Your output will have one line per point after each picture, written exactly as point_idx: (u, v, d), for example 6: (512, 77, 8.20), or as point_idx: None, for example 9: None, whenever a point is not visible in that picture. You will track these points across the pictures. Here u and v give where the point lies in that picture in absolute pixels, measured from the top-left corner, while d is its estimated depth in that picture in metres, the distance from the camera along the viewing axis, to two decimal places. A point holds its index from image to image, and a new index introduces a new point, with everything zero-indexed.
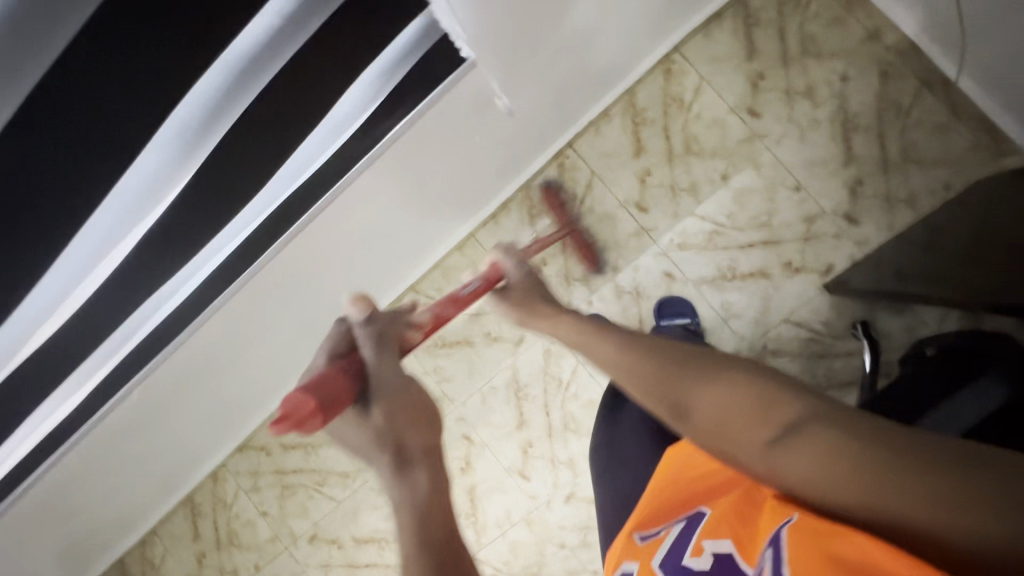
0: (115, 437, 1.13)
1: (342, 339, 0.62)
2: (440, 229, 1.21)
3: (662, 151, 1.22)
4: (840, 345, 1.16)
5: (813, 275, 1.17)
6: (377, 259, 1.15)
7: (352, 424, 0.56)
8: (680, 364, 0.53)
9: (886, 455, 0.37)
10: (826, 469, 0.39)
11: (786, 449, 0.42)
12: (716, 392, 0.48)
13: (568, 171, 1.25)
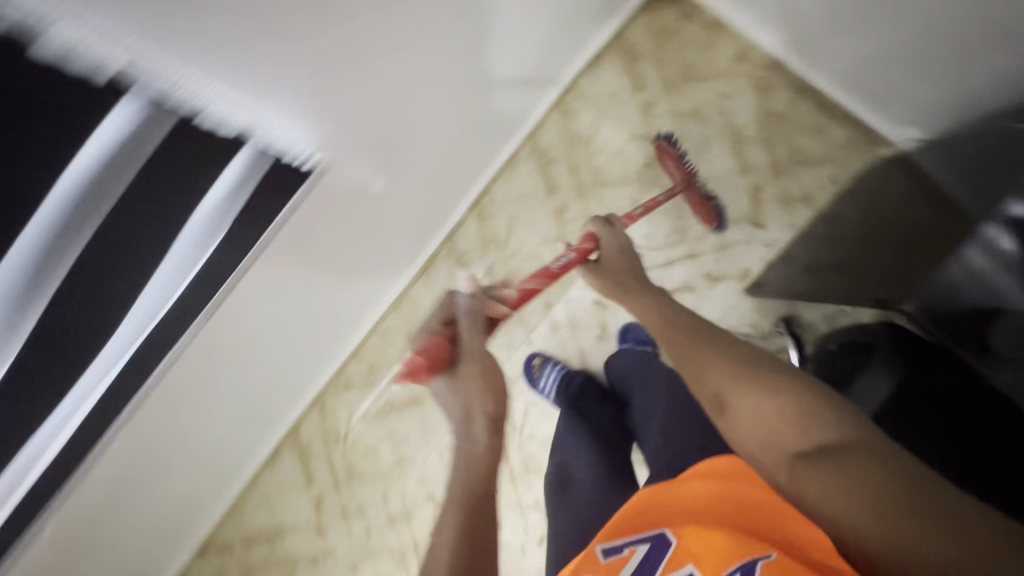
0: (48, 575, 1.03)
1: (446, 309, 0.83)
2: (367, 296, 1.22)
3: (572, 187, 1.26)
4: (770, 343, 1.19)
5: (733, 282, 1.22)
6: (309, 335, 1.15)
7: (446, 383, 0.78)
8: (727, 365, 0.63)
9: (903, 496, 0.46)
10: (841, 497, 0.49)
11: (810, 470, 0.52)
12: (762, 404, 0.58)
13: (487, 220, 1.29)
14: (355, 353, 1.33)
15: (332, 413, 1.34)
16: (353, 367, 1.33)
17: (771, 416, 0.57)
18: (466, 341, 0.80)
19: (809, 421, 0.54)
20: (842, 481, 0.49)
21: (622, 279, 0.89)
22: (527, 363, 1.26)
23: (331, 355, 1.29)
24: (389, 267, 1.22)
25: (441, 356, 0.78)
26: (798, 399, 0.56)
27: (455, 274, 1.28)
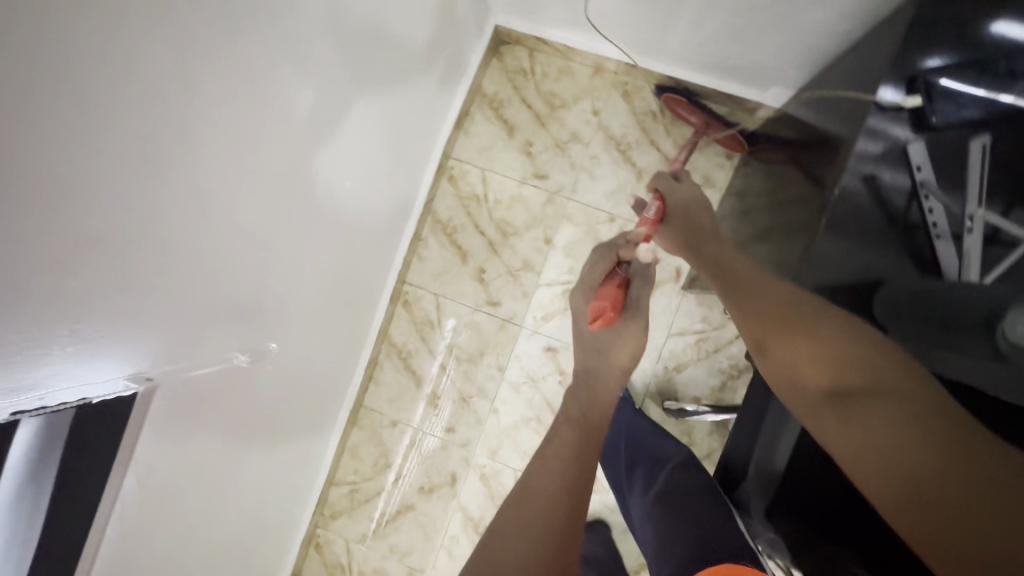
0: None
1: (609, 260, 0.84)
2: (309, 445, 1.09)
3: (484, 246, 1.25)
4: (725, 332, 1.18)
5: (670, 284, 1.19)
6: (271, 504, 1.01)
7: (609, 330, 0.78)
8: (764, 309, 0.63)
9: (916, 448, 0.45)
10: (849, 443, 0.50)
11: (832, 414, 0.53)
12: (796, 345, 0.58)
13: (414, 305, 1.26)
14: (331, 480, 1.27)
15: (328, 547, 1.28)
16: (334, 494, 1.28)
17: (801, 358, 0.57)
18: (641, 290, 0.80)
19: (843, 361, 0.54)
20: (856, 425, 0.50)
21: (714, 238, 0.79)
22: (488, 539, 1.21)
23: (294, 523, 1.17)
24: (318, 419, 1.09)
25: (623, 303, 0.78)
26: (839, 344, 0.56)
27: (405, 370, 1.26)
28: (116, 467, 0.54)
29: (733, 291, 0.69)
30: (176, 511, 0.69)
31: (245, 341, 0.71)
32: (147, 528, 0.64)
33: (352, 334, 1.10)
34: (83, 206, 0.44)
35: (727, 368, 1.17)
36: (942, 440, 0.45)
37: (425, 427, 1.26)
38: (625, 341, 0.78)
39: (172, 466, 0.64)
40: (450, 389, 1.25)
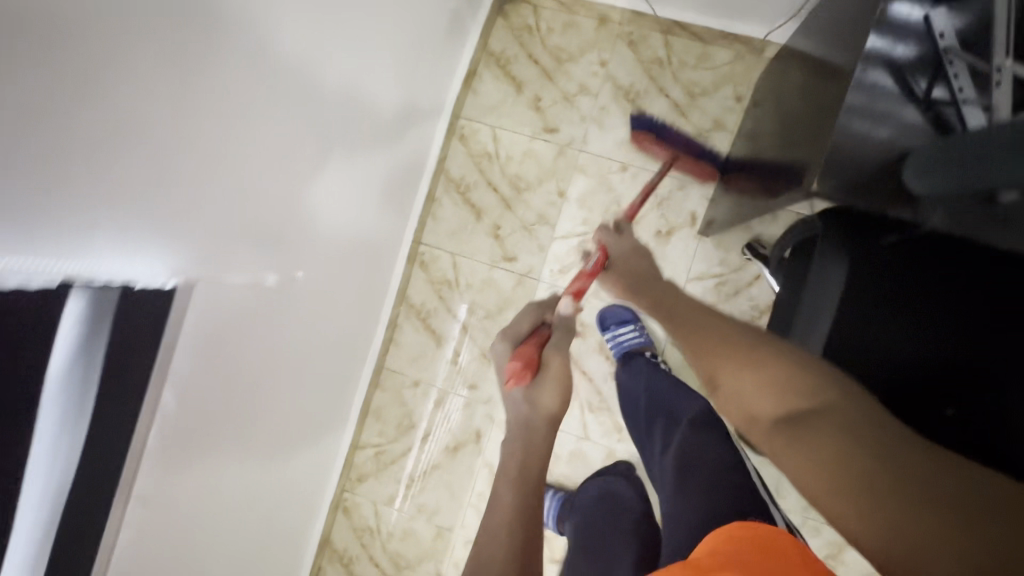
0: None
1: (530, 319, 0.87)
2: (338, 394, 1.11)
3: (497, 203, 1.25)
4: (744, 274, 1.17)
5: (685, 229, 1.19)
6: (306, 450, 1.03)
7: (533, 389, 0.77)
8: (721, 342, 0.63)
9: (871, 468, 0.45)
10: (806, 462, 0.47)
11: (786, 436, 0.50)
12: (741, 373, 0.58)
13: (431, 265, 1.27)
14: (356, 443, 1.28)
15: (357, 510, 1.28)
16: (360, 457, 1.28)
17: (748, 382, 0.57)
18: (562, 339, 0.84)
19: (795, 388, 0.54)
20: (822, 444, 0.48)
21: (657, 280, 0.83)
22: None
23: (322, 485, 1.18)
24: (343, 368, 1.10)
25: (542, 348, 0.81)
26: (782, 370, 0.56)
27: (425, 331, 1.27)
28: (153, 382, 0.55)
29: (688, 324, 0.69)
30: (212, 440, 0.71)
31: (272, 264, 0.73)
32: (185, 456, 0.66)
33: (370, 287, 1.11)
34: (114, 80, 0.44)
35: (748, 310, 1.16)
36: (894, 457, 0.46)
37: (447, 386, 1.26)
38: (551, 384, 0.77)
39: (207, 392, 0.66)
40: (472, 347, 1.25)
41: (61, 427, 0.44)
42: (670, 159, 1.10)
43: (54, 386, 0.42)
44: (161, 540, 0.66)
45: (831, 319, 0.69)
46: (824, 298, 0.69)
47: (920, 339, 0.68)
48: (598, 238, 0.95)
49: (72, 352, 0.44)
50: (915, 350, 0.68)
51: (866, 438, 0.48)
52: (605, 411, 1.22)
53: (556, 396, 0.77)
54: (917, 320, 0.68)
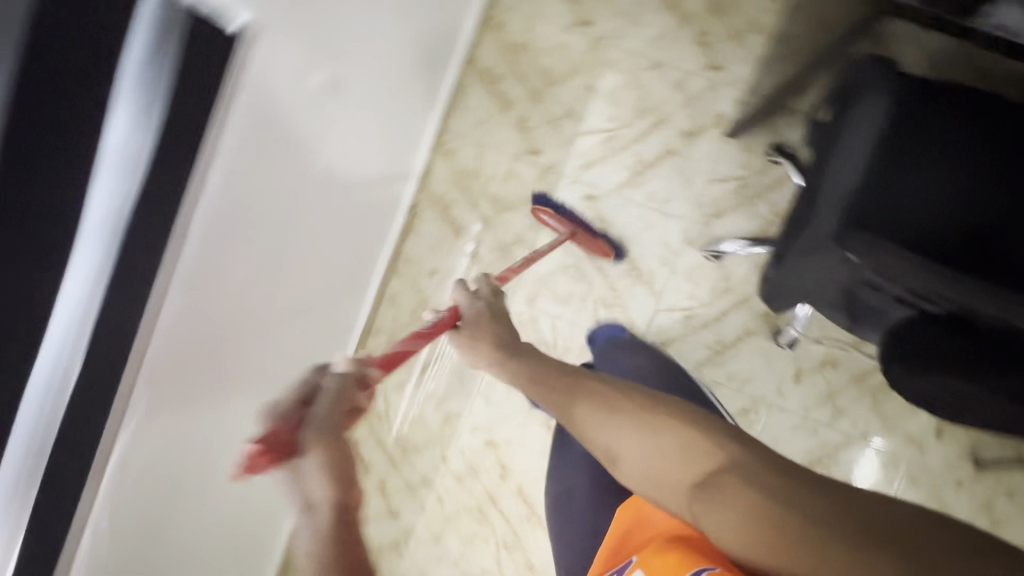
0: None
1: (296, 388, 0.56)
2: (356, 273, 1.15)
3: (525, 95, 1.24)
4: (768, 178, 1.18)
5: (712, 130, 1.19)
6: (325, 319, 1.08)
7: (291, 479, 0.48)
8: (614, 407, 0.66)
9: (792, 516, 0.48)
10: (745, 529, 0.49)
11: (704, 500, 0.54)
12: (646, 440, 0.62)
13: (454, 155, 1.27)
14: (370, 328, 1.29)
15: None
16: (372, 342, 1.29)
17: (651, 451, 0.61)
18: (327, 406, 0.52)
19: (695, 449, 0.58)
20: (732, 505, 0.51)
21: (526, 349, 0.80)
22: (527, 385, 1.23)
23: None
24: (366, 246, 1.15)
25: (298, 430, 0.51)
26: (674, 435, 0.61)
27: (445, 221, 1.27)
28: (199, 163, 0.60)
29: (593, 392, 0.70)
30: (241, 263, 0.75)
31: (316, 59, 0.74)
32: (214, 269, 0.70)
33: (397, 170, 1.14)
34: None
35: (768, 213, 1.17)
36: (796, 494, 0.50)
37: (464, 278, 1.27)
38: (321, 456, 0.48)
39: (238, 213, 0.71)
40: (491, 239, 1.26)
41: (121, 165, 0.52)
42: (568, 230, 1.11)
43: (118, 110, 0.50)
44: (192, 361, 0.72)
45: (865, 160, 0.66)
46: (859, 138, 0.66)
47: (944, 210, 0.69)
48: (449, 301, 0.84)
49: (128, 100, 0.50)
50: (937, 219, 0.69)
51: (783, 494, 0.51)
52: (620, 308, 1.22)
53: (329, 477, 0.47)
54: (942, 192, 0.70)
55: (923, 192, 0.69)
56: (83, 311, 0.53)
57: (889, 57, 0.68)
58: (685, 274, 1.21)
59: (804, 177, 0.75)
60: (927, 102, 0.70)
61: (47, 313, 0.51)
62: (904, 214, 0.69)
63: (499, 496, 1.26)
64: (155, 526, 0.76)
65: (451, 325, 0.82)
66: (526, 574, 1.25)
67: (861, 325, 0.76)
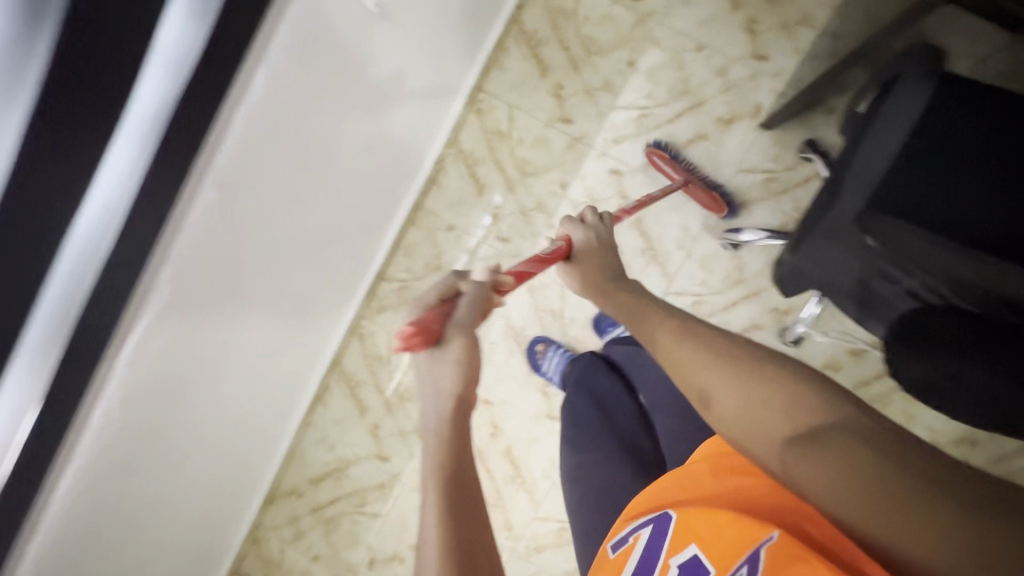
0: (108, 526, 0.82)
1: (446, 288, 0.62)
2: (376, 220, 1.19)
3: (565, 63, 1.24)
4: (796, 175, 1.17)
5: (747, 119, 1.19)
6: (341, 255, 1.13)
7: (430, 366, 0.57)
8: (715, 351, 0.56)
9: (897, 476, 0.40)
10: (841, 484, 0.42)
11: (805, 454, 0.45)
12: (739, 384, 0.52)
13: (487, 114, 1.27)
14: (383, 275, 1.31)
15: (371, 339, 1.33)
16: (384, 289, 1.32)
17: (742, 396, 0.51)
18: (468, 307, 0.60)
19: (801, 404, 0.48)
20: (836, 460, 0.43)
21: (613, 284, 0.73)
22: (528, 350, 1.25)
23: (340, 310, 1.26)
24: (389, 193, 1.19)
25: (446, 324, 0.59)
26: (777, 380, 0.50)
27: (470, 178, 1.28)
28: (250, 62, 0.65)
29: (687, 327, 0.61)
30: (269, 175, 0.76)
31: None
32: (246, 176, 0.72)
33: (428, 122, 1.18)
34: None
35: (790, 210, 1.17)
36: (904, 458, 0.41)
37: (481, 236, 1.28)
38: (457, 359, 0.57)
39: (272, 123, 0.72)
40: (512, 201, 1.27)
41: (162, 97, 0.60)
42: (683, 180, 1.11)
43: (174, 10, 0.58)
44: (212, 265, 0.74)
45: (898, 146, 0.65)
46: (893, 124, 0.65)
47: (977, 207, 0.68)
48: (562, 232, 0.81)
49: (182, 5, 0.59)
50: (969, 214, 0.67)
51: (879, 453, 0.42)
52: None
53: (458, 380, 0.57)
54: (979, 189, 0.68)
55: (949, 186, 0.68)
56: (125, 182, 0.60)
57: (935, 47, 0.66)
58: (700, 260, 1.21)
59: (835, 164, 0.74)
60: (970, 99, 0.69)
61: (87, 194, 0.58)
62: (930, 206, 0.67)
63: (488, 454, 1.29)
64: (159, 420, 0.81)
65: (565, 256, 0.79)
66: (503, 533, 1.28)
67: (869, 320, 0.76)
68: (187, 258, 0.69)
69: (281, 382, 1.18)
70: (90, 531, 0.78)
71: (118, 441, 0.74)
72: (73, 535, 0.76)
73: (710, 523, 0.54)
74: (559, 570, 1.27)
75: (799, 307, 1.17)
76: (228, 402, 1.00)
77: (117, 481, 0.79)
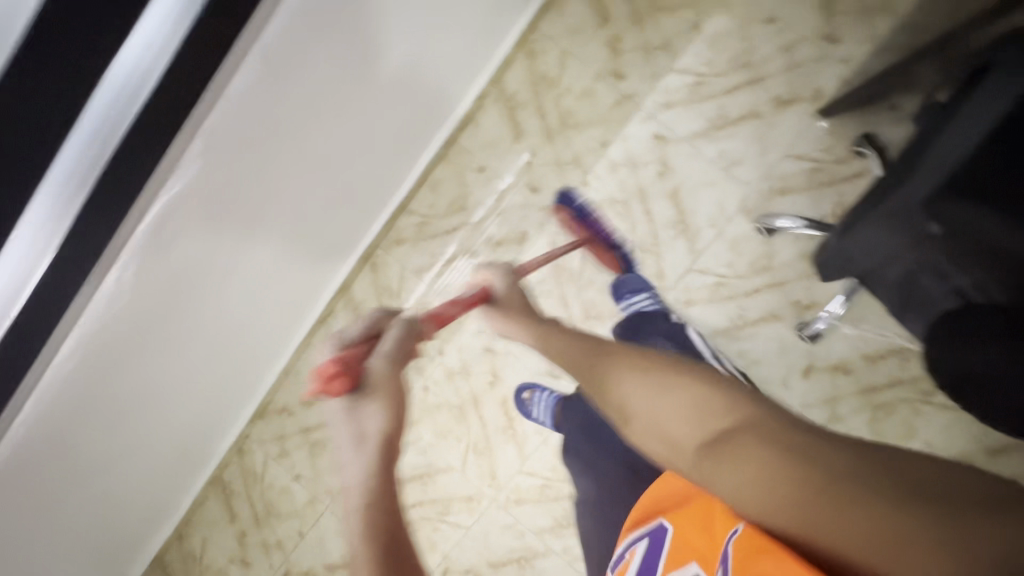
0: (121, 361, 0.95)
1: (365, 331, 0.68)
2: (407, 151, 1.19)
3: (628, 14, 1.18)
4: (845, 169, 1.13)
5: (805, 104, 1.14)
6: (365, 174, 1.13)
7: (350, 406, 0.56)
8: (640, 366, 0.62)
9: (808, 469, 0.45)
10: (758, 489, 0.47)
11: (717, 459, 0.50)
12: (659, 396, 0.58)
13: (537, 56, 1.22)
14: (404, 207, 1.29)
15: (383, 271, 1.31)
16: (404, 221, 1.29)
17: (668, 407, 0.56)
18: (393, 339, 0.63)
19: (710, 409, 0.54)
20: (746, 462, 0.48)
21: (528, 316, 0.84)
22: (516, 397, 1.22)
23: (355, 241, 1.26)
24: (423, 125, 1.18)
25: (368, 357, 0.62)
26: (693, 392, 0.56)
27: (508, 121, 1.24)
28: None
29: (613, 354, 0.68)
30: None
31: None
32: None
33: (473, 53, 1.15)
34: None
35: (832, 203, 1.13)
36: (815, 450, 0.47)
37: (510, 182, 1.25)
38: (382, 398, 0.57)
39: None
40: (549, 153, 1.23)
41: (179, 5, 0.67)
42: (579, 239, 1.10)
43: None
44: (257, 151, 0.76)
45: (990, 132, 0.61)
46: (986, 111, 0.61)
47: None
48: (478, 277, 0.91)
49: None
50: None
51: (769, 431, 0.50)
52: (654, 256, 1.20)
53: (388, 416, 0.55)
54: None
55: None
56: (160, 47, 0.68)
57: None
58: (729, 242, 1.18)
59: (904, 152, 0.70)
60: None
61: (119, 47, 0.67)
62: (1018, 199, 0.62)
63: (484, 401, 1.28)
64: (159, 309, 0.94)
65: (484, 300, 0.88)
66: (486, 481, 1.30)
67: (908, 314, 0.74)
68: (206, 168, 0.82)
69: (287, 293, 1.20)
70: (99, 359, 0.90)
71: (122, 275, 0.83)
72: (84, 355, 0.88)
73: (699, 531, 0.58)
74: (535, 526, 1.27)
75: (822, 304, 1.15)
76: (241, 293, 1.07)
77: (125, 345, 0.93)
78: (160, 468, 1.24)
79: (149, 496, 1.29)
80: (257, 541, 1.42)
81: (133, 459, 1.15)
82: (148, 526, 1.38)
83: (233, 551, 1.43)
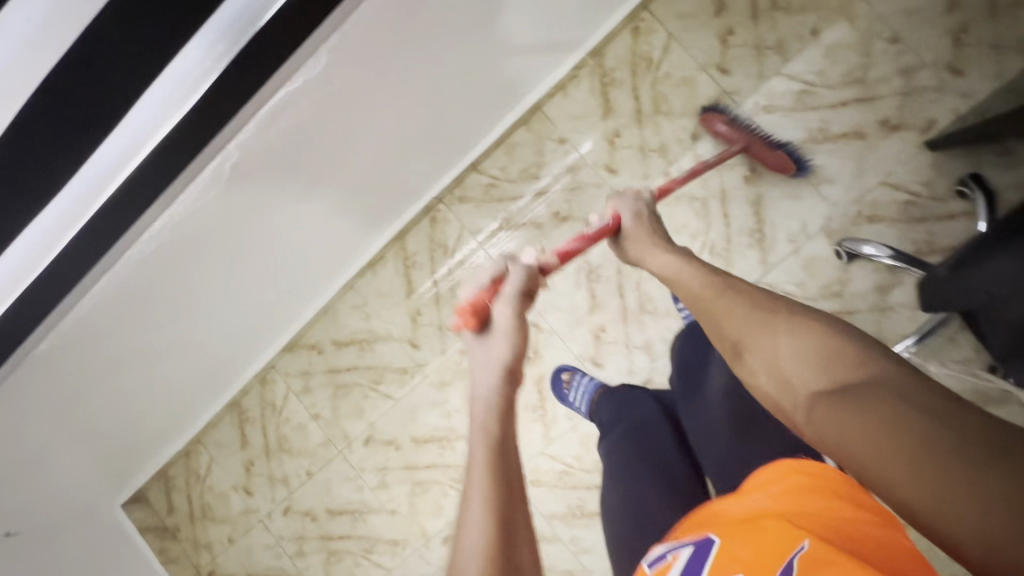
0: (184, 266, 0.96)
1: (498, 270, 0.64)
2: (489, 114, 1.17)
3: (746, 8, 1.14)
4: (941, 208, 1.08)
5: (914, 132, 1.09)
6: (445, 127, 1.11)
7: (486, 342, 0.55)
8: (767, 305, 0.50)
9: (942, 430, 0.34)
10: (872, 439, 0.36)
11: (837, 410, 0.39)
12: (786, 338, 0.46)
13: (643, 36, 1.18)
14: (476, 165, 1.25)
15: (442, 225, 1.28)
16: (473, 179, 1.26)
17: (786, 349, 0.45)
18: (518, 282, 0.60)
19: (839, 357, 0.42)
20: (874, 415, 0.37)
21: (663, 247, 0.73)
22: (554, 377, 1.19)
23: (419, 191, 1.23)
24: (511, 90, 1.15)
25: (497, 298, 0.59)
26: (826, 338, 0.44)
27: (599, 97, 1.20)
28: None
29: (749, 293, 0.54)
30: None
31: None
32: None
33: (580, 22, 1.12)
34: None
35: (920, 239, 1.09)
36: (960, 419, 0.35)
37: (588, 159, 1.21)
38: (510, 334, 0.55)
39: None
40: (634, 137, 1.19)
41: None
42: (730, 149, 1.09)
43: None
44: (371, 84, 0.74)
45: None
46: None
47: None
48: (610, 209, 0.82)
49: None
50: None
51: (932, 401, 0.36)
52: (722, 261, 1.16)
53: (512, 343, 0.54)
54: None
55: None
56: None
57: None
58: (804, 261, 1.14)
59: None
60: None
61: None
62: None
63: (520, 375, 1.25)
64: (220, 228, 0.93)
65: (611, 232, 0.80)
66: None
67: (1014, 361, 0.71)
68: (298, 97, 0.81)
69: (339, 236, 1.17)
70: (161, 258, 0.91)
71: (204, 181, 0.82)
72: (149, 254, 0.88)
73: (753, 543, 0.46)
74: (547, 510, 1.25)
75: (888, 341, 1.10)
76: (300, 228, 1.06)
77: (190, 252, 0.93)
78: (181, 386, 1.24)
79: (164, 412, 1.29)
80: (263, 472, 1.41)
81: (147, 373, 1.13)
82: (157, 441, 1.37)
83: (237, 479, 1.42)
